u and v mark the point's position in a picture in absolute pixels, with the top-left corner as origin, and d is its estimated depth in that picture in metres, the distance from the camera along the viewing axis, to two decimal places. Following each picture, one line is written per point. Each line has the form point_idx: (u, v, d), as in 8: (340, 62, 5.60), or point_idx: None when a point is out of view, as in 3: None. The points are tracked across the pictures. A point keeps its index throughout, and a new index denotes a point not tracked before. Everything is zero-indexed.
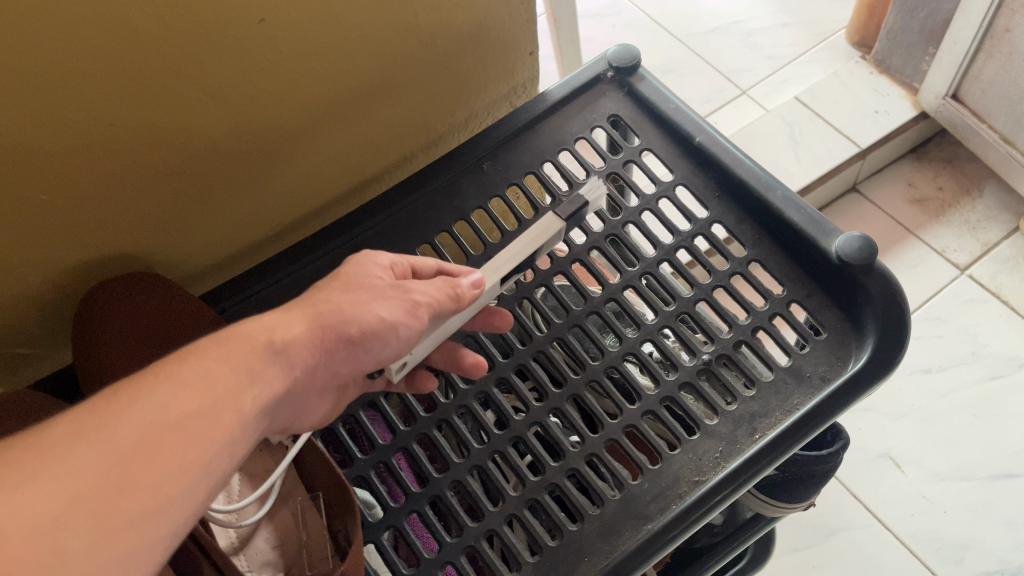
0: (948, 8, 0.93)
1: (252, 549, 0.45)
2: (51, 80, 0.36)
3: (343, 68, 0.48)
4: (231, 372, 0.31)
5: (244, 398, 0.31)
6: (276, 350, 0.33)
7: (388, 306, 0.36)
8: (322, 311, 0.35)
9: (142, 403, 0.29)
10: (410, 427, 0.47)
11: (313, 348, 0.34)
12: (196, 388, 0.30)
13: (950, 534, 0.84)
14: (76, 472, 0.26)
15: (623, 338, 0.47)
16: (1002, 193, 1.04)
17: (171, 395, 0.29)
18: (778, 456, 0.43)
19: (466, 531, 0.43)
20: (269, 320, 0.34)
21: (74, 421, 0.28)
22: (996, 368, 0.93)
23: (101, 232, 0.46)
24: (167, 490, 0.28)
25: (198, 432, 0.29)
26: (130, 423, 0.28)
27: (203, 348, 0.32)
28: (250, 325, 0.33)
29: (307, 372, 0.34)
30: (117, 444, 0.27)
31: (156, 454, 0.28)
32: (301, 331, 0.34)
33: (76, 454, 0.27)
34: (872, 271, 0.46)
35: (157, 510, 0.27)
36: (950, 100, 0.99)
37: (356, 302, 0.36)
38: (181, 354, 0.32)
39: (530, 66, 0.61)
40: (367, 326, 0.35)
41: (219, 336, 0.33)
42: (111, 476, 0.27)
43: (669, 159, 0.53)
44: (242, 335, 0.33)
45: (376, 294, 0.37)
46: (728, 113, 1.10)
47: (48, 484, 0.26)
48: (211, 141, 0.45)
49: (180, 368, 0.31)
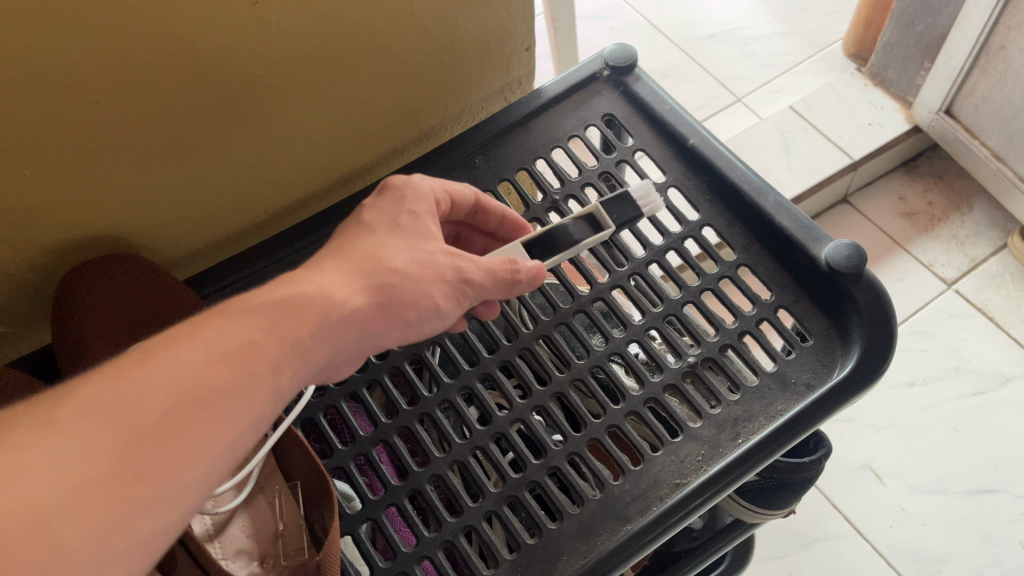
0: (944, 23, 0.93)
1: (227, 538, 0.44)
2: (38, 53, 0.36)
3: (336, 55, 0.47)
4: (276, 346, 0.31)
5: (284, 372, 0.31)
6: (332, 325, 0.33)
7: (444, 290, 0.37)
8: (387, 283, 0.35)
9: (168, 377, 0.28)
10: (392, 420, 0.46)
11: (367, 320, 0.34)
12: (231, 361, 0.30)
13: (928, 547, 0.85)
14: (93, 455, 0.26)
15: (609, 338, 0.47)
16: (990, 210, 1.05)
17: (201, 370, 0.29)
18: (760, 461, 0.43)
19: (444, 526, 0.43)
20: (338, 277, 0.35)
21: (94, 391, 0.27)
22: (979, 384, 0.93)
23: (85, 213, 0.45)
24: (184, 474, 0.28)
25: (224, 413, 0.29)
26: (154, 400, 0.28)
27: (254, 310, 0.31)
28: (308, 287, 0.33)
29: (355, 342, 0.34)
30: (134, 427, 0.27)
31: (176, 436, 0.28)
32: (364, 301, 0.34)
33: (90, 435, 0.26)
34: (861, 279, 0.46)
35: (171, 494, 0.27)
36: (943, 115, 1.00)
37: (418, 282, 0.36)
38: (227, 313, 0.31)
39: (526, 62, 0.61)
40: (424, 310, 0.36)
41: (285, 300, 0.32)
42: (128, 459, 0.27)
43: (661, 161, 0.53)
44: (300, 303, 0.32)
45: (435, 276, 0.37)
46: (723, 120, 1.11)
47: (65, 464, 0.25)
48: (200, 124, 0.45)
49: (219, 336, 0.30)
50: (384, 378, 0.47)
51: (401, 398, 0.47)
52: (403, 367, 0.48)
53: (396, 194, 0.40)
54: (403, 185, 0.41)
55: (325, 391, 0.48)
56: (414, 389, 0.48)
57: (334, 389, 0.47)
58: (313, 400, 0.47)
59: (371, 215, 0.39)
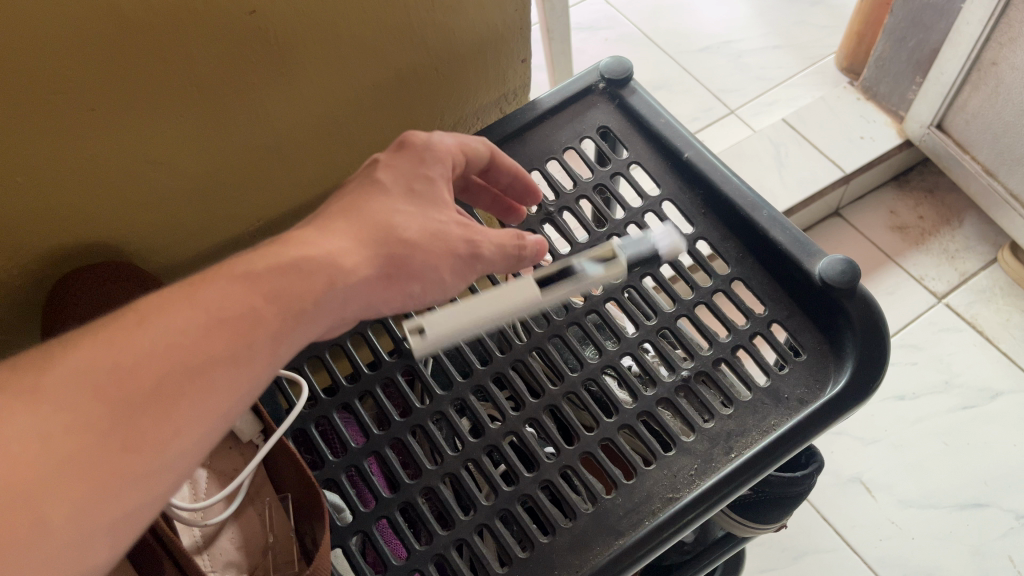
0: (936, 39, 0.94)
1: (216, 549, 0.43)
2: (34, 60, 0.35)
3: (333, 65, 0.47)
4: (277, 314, 0.31)
5: (283, 343, 0.31)
6: (338, 294, 0.33)
7: (454, 264, 0.37)
8: (396, 255, 0.35)
9: (159, 348, 0.28)
10: (383, 431, 0.46)
11: (372, 288, 0.35)
12: (230, 328, 0.29)
13: (916, 561, 0.85)
14: (78, 428, 0.26)
15: (603, 351, 0.47)
16: (981, 224, 1.05)
17: (196, 339, 0.29)
18: (754, 475, 0.42)
19: (435, 539, 0.42)
20: (346, 244, 0.35)
21: (81, 363, 0.27)
22: (968, 399, 0.94)
23: (79, 219, 0.45)
24: (172, 448, 0.28)
25: (217, 384, 0.29)
26: (143, 372, 0.28)
27: (257, 275, 0.31)
28: (317, 251, 0.33)
29: (360, 309, 0.34)
30: (121, 401, 0.27)
31: (165, 408, 0.28)
32: (371, 270, 0.35)
33: (81, 409, 0.26)
34: (854, 294, 0.46)
35: (156, 468, 0.27)
36: (934, 130, 1.01)
37: (429, 255, 0.36)
38: (229, 276, 0.31)
39: (521, 74, 0.61)
40: (430, 284, 0.36)
41: (289, 265, 0.32)
42: (112, 434, 0.27)
43: (656, 174, 0.53)
44: (305, 268, 0.32)
45: (446, 250, 0.37)
46: (716, 132, 1.11)
47: (52, 436, 0.26)
48: (195, 131, 0.45)
49: (219, 303, 0.30)
50: (376, 389, 0.47)
51: (392, 409, 0.47)
52: (395, 379, 0.48)
53: (415, 154, 0.40)
54: (422, 145, 0.40)
55: (316, 401, 0.47)
56: (406, 401, 0.48)
57: (325, 400, 0.47)
58: (304, 411, 0.47)
59: (389, 176, 0.39)
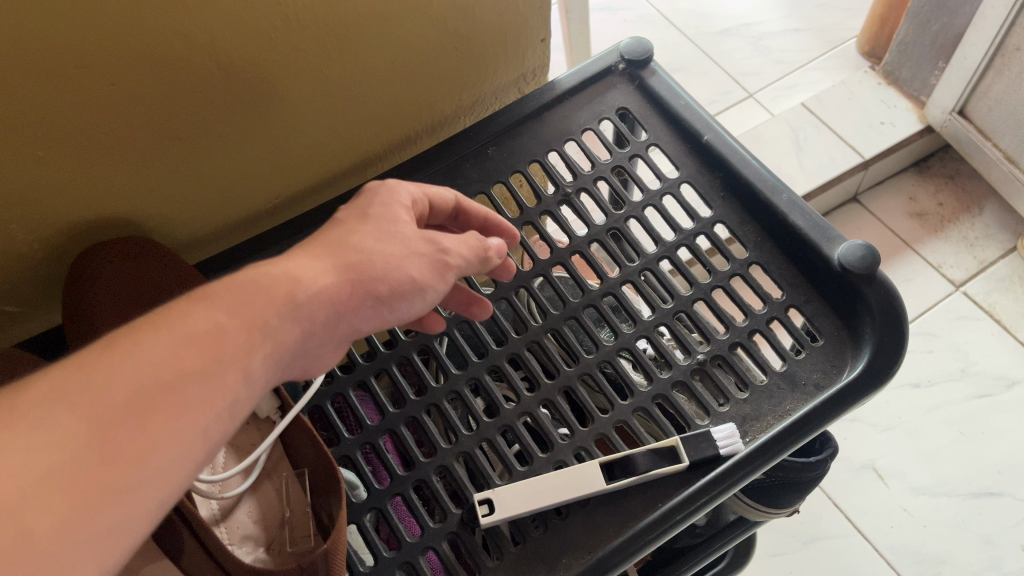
0: (961, 23, 0.92)
1: (233, 522, 0.44)
2: (57, 39, 0.36)
3: (352, 44, 0.47)
4: (243, 328, 0.29)
5: (253, 357, 0.29)
6: (301, 305, 0.31)
7: (419, 264, 0.35)
8: (355, 263, 0.33)
9: (138, 356, 0.27)
10: (399, 409, 0.46)
11: (338, 299, 0.32)
12: (196, 343, 0.28)
13: (930, 549, 0.85)
14: (63, 436, 0.24)
15: (619, 333, 0.47)
16: (1002, 213, 1.04)
17: (167, 354, 0.27)
18: (770, 459, 0.42)
19: (448, 517, 0.43)
20: (308, 261, 0.33)
21: (61, 374, 0.26)
22: (985, 387, 0.93)
23: (100, 195, 0.45)
24: (157, 458, 0.26)
25: (197, 392, 0.27)
26: (125, 380, 0.26)
27: (218, 294, 0.30)
28: (274, 268, 0.31)
29: (327, 323, 0.32)
30: (106, 407, 0.25)
31: (152, 415, 0.26)
32: (332, 282, 0.32)
33: (57, 418, 0.25)
34: (874, 280, 0.45)
35: (142, 480, 0.25)
36: (957, 116, 0.99)
37: (389, 257, 0.34)
38: (189, 296, 0.29)
39: (541, 54, 0.61)
40: (398, 284, 0.34)
41: (250, 281, 0.30)
42: (96, 444, 0.25)
43: (675, 156, 0.53)
44: (264, 284, 0.30)
45: (410, 251, 0.35)
46: (735, 115, 1.10)
47: (29, 449, 0.24)
48: (215, 109, 0.45)
49: (183, 321, 0.28)
50: (393, 367, 0.47)
51: (408, 387, 0.47)
52: (412, 358, 0.48)
53: (369, 191, 0.39)
54: (376, 184, 0.39)
55: (333, 379, 0.47)
56: (421, 379, 0.48)
57: (342, 377, 0.47)
58: (321, 388, 0.47)
59: (344, 212, 0.37)
